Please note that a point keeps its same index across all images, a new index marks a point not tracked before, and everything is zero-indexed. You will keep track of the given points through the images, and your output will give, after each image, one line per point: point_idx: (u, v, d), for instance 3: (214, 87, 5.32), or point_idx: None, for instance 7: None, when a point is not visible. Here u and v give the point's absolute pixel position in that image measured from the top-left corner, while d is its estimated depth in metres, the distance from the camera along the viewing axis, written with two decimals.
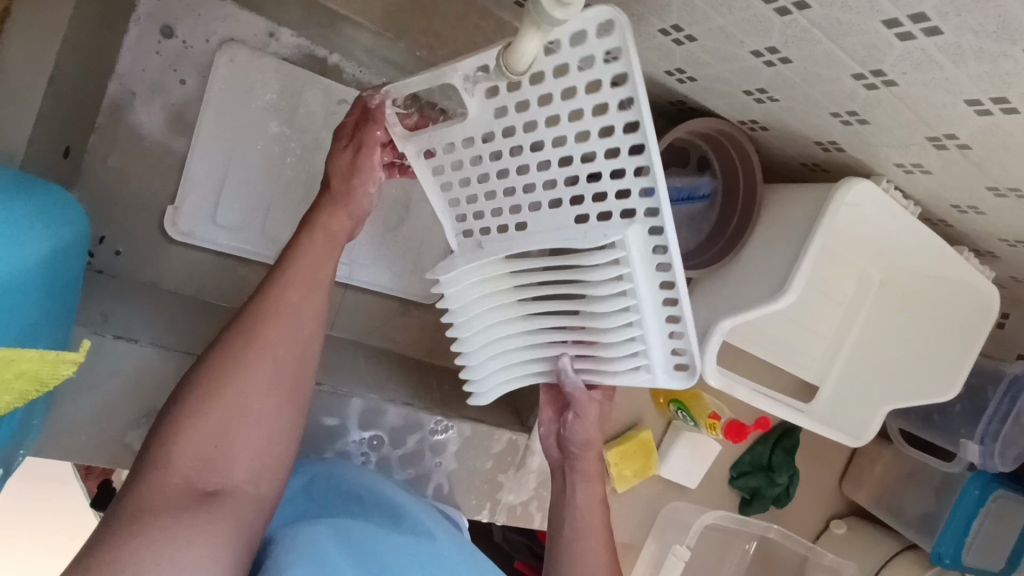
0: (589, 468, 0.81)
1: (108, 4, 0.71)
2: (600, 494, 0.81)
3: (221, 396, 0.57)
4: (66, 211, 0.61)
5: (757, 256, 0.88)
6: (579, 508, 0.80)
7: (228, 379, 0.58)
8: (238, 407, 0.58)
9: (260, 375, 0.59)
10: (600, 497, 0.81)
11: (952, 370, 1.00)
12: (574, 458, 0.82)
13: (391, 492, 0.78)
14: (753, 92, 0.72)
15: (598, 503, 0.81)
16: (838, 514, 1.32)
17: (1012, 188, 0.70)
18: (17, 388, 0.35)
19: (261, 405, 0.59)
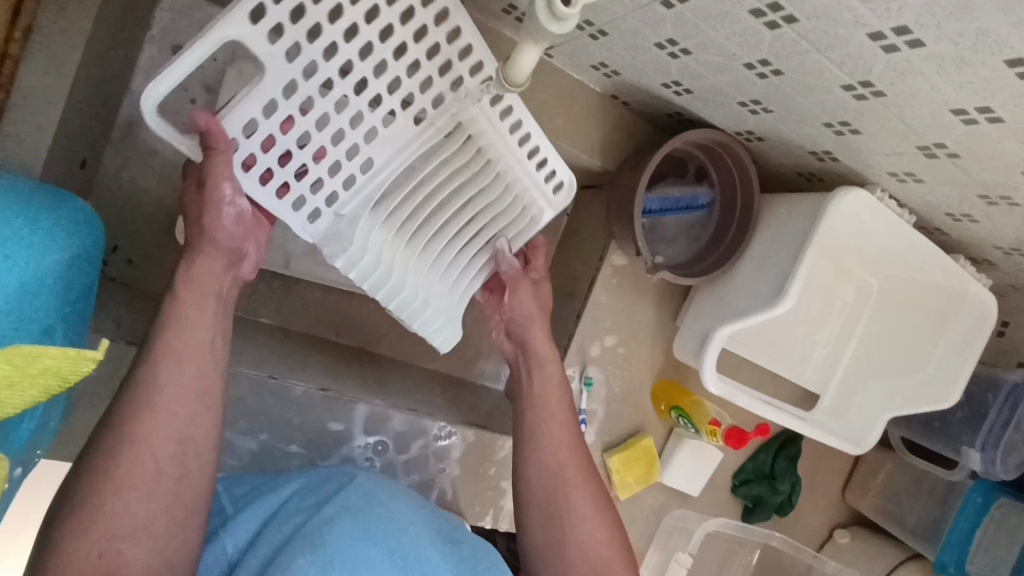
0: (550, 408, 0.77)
1: (123, 24, 0.74)
2: (569, 426, 0.77)
3: (140, 418, 0.55)
4: (81, 221, 0.63)
5: (755, 264, 0.89)
6: (541, 445, 0.75)
7: (142, 399, 0.56)
8: (167, 425, 0.56)
9: (175, 388, 0.57)
10: (566, 425, 0.76)
11: (952, 376, 1.02)
12: (531, 404, 0.78)
13: (381, 503, 0.76)
14: (748, 103, 0.74)
15: (556, 385, 0.79)
16: (842, 524, 1.32)
17: (1002, 196, 0.72)
18: (40, 383, 0.37)
19: (177, 413, 0.57)
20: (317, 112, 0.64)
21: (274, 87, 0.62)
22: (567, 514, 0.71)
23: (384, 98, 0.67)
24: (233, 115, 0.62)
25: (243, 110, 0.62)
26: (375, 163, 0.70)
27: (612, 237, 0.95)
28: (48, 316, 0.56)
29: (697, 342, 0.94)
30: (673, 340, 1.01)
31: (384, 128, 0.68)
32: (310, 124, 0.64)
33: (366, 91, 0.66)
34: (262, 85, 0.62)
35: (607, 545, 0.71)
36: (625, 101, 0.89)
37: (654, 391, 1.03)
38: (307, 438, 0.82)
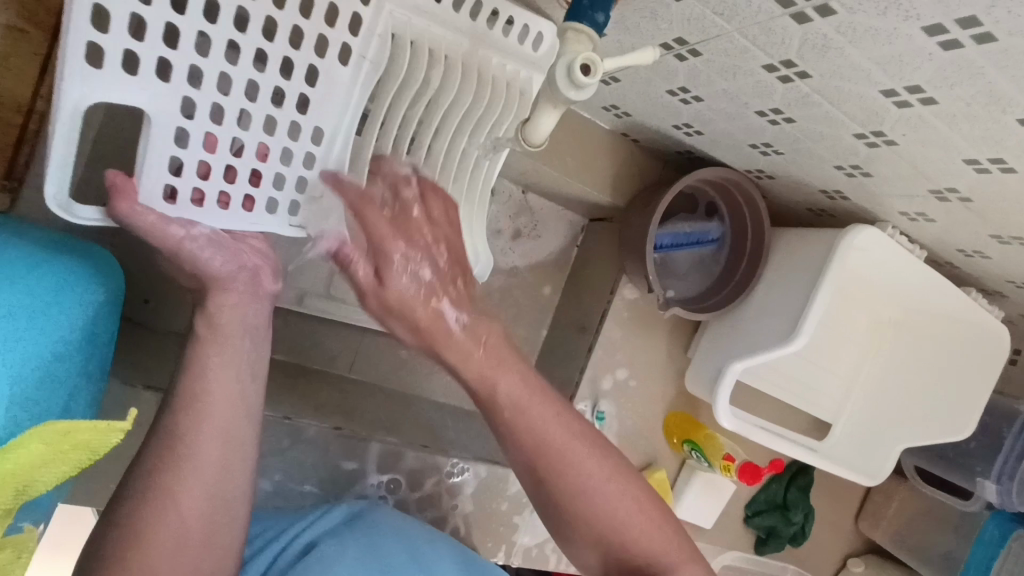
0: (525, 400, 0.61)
1: None
2: (550, 406, 0.62)
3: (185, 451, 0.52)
4: (110, 264, 0.64)
5: (767, 300, 0.90)
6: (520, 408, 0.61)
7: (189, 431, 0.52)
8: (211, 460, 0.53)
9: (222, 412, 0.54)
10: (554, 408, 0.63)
11: (965, 409, 1.02)
12: (497, 406, 0.61)
13: (389, 547, 0.75)
14: (758, 146, 0.75)
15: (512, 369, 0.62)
16: (856, 552, 1.31)
17: (1014, 237, 0.72)
18: (71, 458, 0.37)
19: (229, 446, 0.54)
20: (238, 84, 0.48)
21: (154, 93, 0.45)
22: (577, 475, 0.62)
23: (321, 69, 0.52)
24: (145, 155, 0.47)
25: (155, 148, 0.47)
26: (325, 134, 0.56)
27: (623, 272, 0.96)
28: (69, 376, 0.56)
29: (710, 376, 0.94)
30: (685, 373, 1.01)
31: (314, 92, 0.53)
32: (239, 102, 0.49)
33: (279, 36, 0.49)
34: (141, 86, 0.45)
35: (653, 525, 0.63)
36: (636, 139, 0.89)
37: (666, 424, 1.03)
38: (322, 476, 0.83)
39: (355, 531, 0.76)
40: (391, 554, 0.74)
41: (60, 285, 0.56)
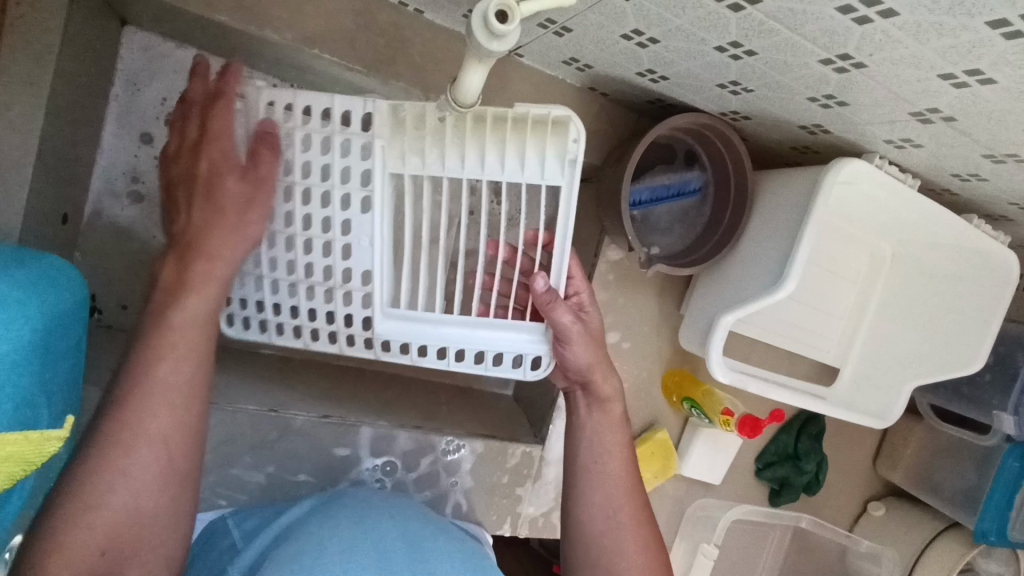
0: (604, 456, 0.75)
1: (87, 72, 0.72)
2: (620, 466, 0.75)
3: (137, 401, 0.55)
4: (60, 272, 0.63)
5: (754, 247, 0.86)
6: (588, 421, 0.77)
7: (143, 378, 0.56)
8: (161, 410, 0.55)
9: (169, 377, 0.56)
10: (621, 460, 0.75)
11: (974, 342, 0.98)
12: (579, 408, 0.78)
13: (389, 530, 0.75)
14: (727, 85, 0.71)
15: (618, 421, 0.77)
16: (876, 496, 1.29)
17: (1008, 153, 0.67)
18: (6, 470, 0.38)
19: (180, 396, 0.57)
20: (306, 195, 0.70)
21: None
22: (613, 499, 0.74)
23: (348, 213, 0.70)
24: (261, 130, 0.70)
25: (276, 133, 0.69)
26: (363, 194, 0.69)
27: (606, 233, 0.93)
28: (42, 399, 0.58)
29: (701, 330, 0.91)
30: (679, 330, 0.98)
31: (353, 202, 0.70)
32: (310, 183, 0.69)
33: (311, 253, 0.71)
34: None
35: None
36: (604, 92, 0.86)
37: (665, 382, 1.01)
38: (315, 464, 0.83)
39: (350, 517, 0.75)
40: (392, 537, 0.74)
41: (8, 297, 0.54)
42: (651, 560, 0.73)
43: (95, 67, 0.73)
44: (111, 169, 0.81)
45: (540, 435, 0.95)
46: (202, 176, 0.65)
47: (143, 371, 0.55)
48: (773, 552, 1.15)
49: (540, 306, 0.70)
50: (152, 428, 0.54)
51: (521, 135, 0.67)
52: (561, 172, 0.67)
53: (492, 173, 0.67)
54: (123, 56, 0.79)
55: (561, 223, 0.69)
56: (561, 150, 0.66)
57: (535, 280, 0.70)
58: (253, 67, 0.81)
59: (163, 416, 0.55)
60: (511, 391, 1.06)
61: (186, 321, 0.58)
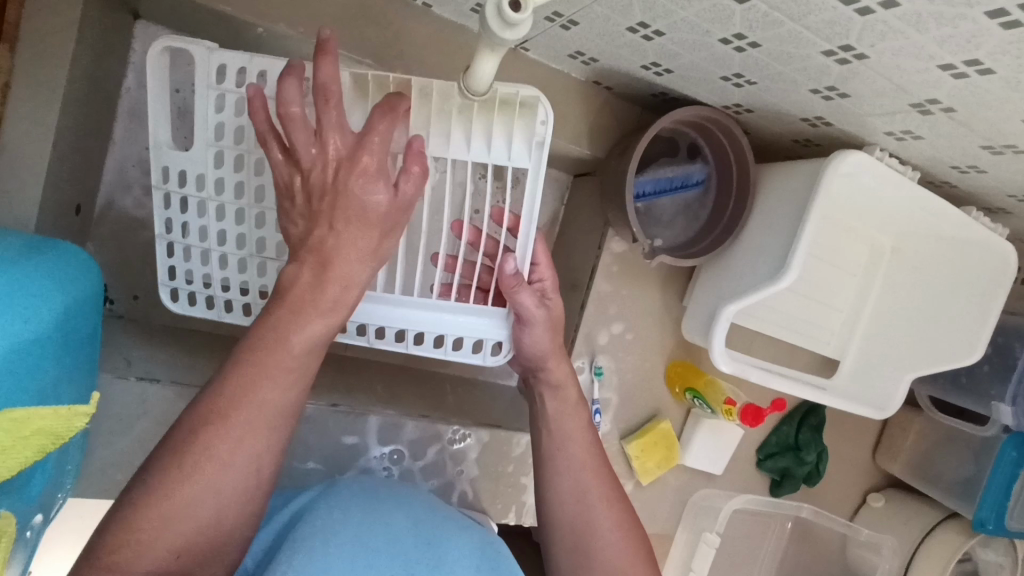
0: (566, 438, 0.78)
1: (102, 65, 0.73)
2: (582, 446, 0.78)
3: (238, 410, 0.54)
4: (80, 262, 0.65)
5: (756, 238, 0.87)
6: (553, 416, 0.79)
7: (246, 392, 0.55)
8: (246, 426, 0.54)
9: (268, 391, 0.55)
10: (582, 441, 0.78)
11: (972, 333, 0.99)
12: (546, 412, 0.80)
13: (394, 513, 0.76)
14: (730, 78, 0.72)
15: (575, 404, 0.80)
16: (875, 487, 1.30)
17: (1006, 144, 0.69)
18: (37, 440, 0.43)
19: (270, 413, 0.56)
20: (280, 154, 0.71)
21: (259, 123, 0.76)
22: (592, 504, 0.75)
23: None
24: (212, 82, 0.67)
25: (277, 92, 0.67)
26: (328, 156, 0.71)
27: (609, 226, 0.95)
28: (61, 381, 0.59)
29: (704, 320, 0.92)
30: (682, 321, 1.00)
31: None
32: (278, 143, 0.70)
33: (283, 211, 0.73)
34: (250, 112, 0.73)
35: (631, 554, 0.73)
36: (609, 86, 0.87)
37: (667, 373, 1.02)
38: (324, 451, 0.84)
39: (356, 501, 0.77)
40: (398, 521, 0.75)
41: (31, 283, 0.56)
42: (625, 534, 0.74)
43: (108, 59, 0.74)
44: (123, 161, 0.82)
45: None
46: (364, 167, 0.59)
47: (235, 394, 0.55)
48: (775, 542, 1.16)
49: (506, 288, 0.72)
50: (225, 450, 0.53)
51: (489, 115, 0.68)
52: (527, 153, 0.68)
53: (462, 152, 0.69)
54: (136, 49, 0.80)
55: (528, 203, 0.70)
56: (528, 133, 0.67)
57: (501, 262, 0.71)
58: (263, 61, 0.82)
59: (237, 441, 0.54)
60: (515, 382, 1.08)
61: (301, 350, 0.57)
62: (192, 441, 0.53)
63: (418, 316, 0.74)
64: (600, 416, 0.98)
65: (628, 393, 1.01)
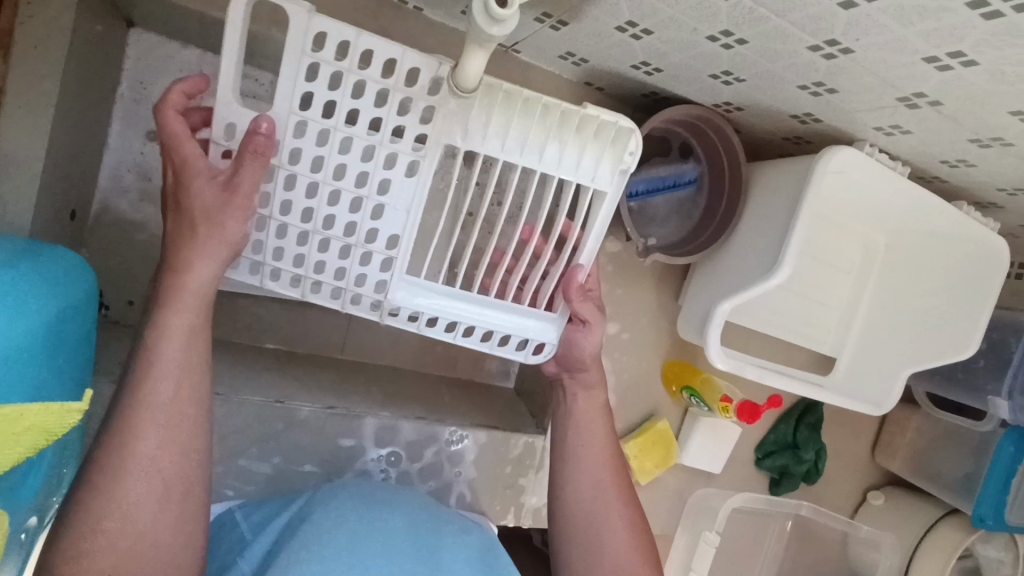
0: (593, 447, 0.79)
1: (95, 70, 0.73)
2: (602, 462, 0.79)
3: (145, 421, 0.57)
4: (75, 265, 0.65)
5: (748, 235, 0.88)
6: (577, 426, 0.80)
7: (143, 401, 0.57)
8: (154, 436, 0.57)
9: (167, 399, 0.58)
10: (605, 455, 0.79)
11: (966, 327, 0.99)
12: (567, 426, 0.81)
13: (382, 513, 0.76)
14: (719, 76, 0.73)
15: (599, 408, 0.81)
16: (875, 485, 1.30)
17: (994, 137, 0.69)
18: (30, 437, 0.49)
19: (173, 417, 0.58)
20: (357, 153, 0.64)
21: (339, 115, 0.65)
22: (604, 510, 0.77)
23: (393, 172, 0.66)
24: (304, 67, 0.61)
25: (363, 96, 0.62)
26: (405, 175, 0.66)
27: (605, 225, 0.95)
28: (56, 384, 0.59)
29: (699, 319, 0.93)
30: (677, 320, 1.00)
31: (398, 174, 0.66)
32: (361, 137, 0.63)
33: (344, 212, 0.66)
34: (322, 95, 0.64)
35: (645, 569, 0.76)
36: (601, 87, 0.87)
37: (664, 372, 1.02)
38: (321, 455, 0.83)
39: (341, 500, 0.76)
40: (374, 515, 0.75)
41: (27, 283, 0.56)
42: (635, 548, 0.76)
43: (101, 65, 0.75)
44: (118, 166, 0.83)
45: (542, 426, 0.96)
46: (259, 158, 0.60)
47: (136, 401, 0.57)
48: (776, 542, 1.16)
49: (573, 298, 0.73)
50: (147, 440, 0.56)
51: (584, 132, 0.68)
52: (610, 181, 0.70)
53: (539, 162, 0.67)
54: (130, 56, 0.81)
55: (602, 222, 0.72)
56: (615, 162, 0.70)
57: (575, 272, 0.73)
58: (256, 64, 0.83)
59: (159, 439, 0.57)
60: (512, 384, 1.08)
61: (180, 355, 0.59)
62: (125, 434, 0.56)
63: (469, 311, 0.73)
64: None
65: (624, 393, 1.01)
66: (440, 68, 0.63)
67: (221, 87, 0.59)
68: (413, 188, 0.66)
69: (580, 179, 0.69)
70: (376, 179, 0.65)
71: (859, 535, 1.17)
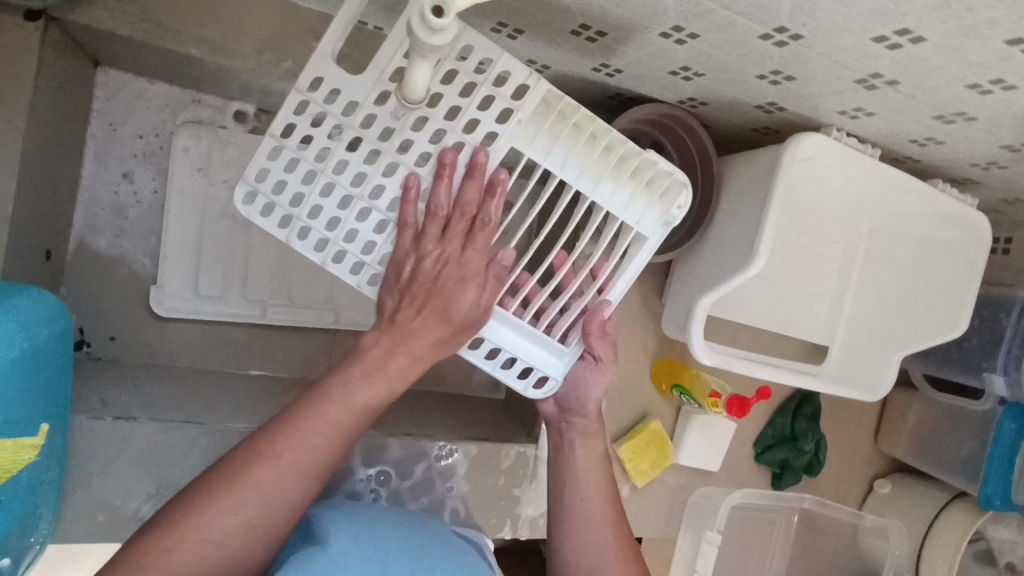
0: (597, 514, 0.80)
1: (62, 109, 0.74)
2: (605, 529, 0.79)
3: (254, 473, 0.56)
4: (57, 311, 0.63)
5: (723, 228, 0.88)
6: (579, 467, 0.82)
7: (265, 455, 0.56)
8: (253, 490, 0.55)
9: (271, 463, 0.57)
10: (607, 517, 0.79)
11: (955, 306, 0.99)
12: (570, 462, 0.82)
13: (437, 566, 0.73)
14: (678, 72, 0.73)
15: (599, 460, 0.83)
16: (881, 473, 1.29)
17: (957, 112, 0.69)
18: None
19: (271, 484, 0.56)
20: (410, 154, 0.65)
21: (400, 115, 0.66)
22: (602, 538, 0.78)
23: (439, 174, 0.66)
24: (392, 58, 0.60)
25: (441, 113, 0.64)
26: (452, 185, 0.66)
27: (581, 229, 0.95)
28: (36, 417, 0.59)
29: (682, 315, 0.92)
30: (661, 319, 0.99)
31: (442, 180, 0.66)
32: (423, 140, 0.64)
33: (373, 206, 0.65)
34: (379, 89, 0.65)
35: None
36: (566, 91, 0.87)
37: (653, 372, 1.01)
38: None
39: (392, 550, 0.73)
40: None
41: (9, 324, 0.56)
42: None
43: (69, 105, 0.75)
44: (92, 203, 0.83)
45: (533, 434, 0.95)
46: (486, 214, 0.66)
47: (255, 454, 0.57)
48: (783, 537, 1.14)
49: (594, 329, 0.75)
50: (242, 495, 0.55)
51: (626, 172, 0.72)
52: (655, 230, 0.73)
53: (577, 183, 0.70)
54: (98, 94, 0.81)
55: (639, 259, 0.75)
56: (665, 214, 0.73)
57: (603, 308, 0.74)
58: (222, 93, 0.84)
59: (251, 500, 0.55)
60: (503, 395, 1.07)
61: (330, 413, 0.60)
62: (222, 483, 0.55)
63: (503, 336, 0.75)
64: None
65: (615, 396, 1.00)
66: (531, 81, 0.65)
67: (324, 41, 0.59)
68: (458, 187, 0.66)
69: (624, 217, 0.73)
70: (435, 163, 0.65)
71: (864, 524, 1.13)
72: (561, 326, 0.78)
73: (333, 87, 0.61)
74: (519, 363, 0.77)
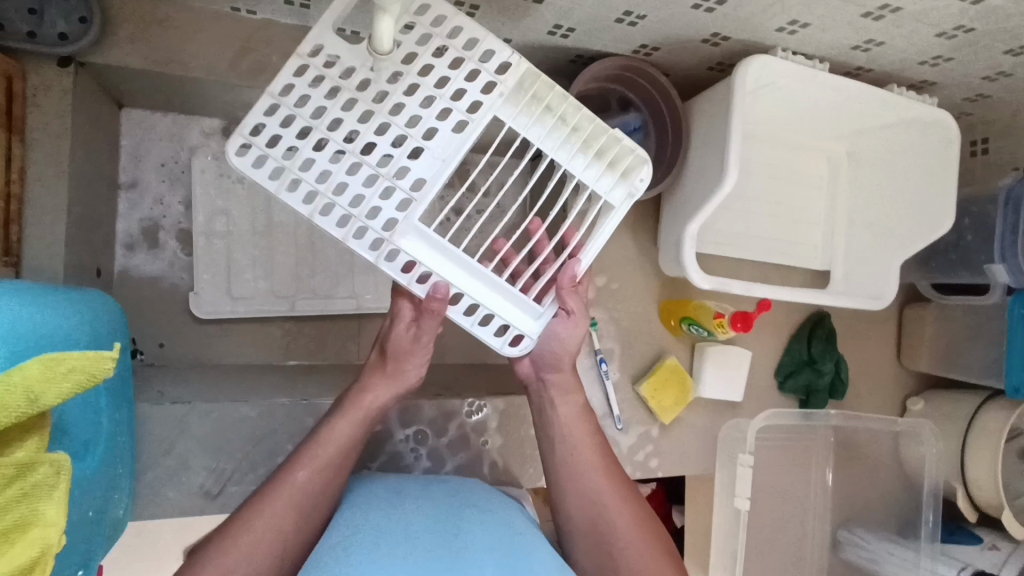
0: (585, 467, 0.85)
1: (98, 146, 0.86)
2: (599, 479, 0.84)
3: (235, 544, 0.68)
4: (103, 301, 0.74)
5: (697, 160, 0.95)
6: (560, 421, 0.87)
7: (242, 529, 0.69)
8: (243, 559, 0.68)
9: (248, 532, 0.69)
10: (596, 466, 0.85)
11: (939, 202, 1.03)
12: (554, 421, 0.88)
13: (488, 545, 0.66)
14: (623, 18, 0.82)
15: (579, 415, 0.88)
16: (913, 391, 1.29)
17: (880, 5, 0.76)
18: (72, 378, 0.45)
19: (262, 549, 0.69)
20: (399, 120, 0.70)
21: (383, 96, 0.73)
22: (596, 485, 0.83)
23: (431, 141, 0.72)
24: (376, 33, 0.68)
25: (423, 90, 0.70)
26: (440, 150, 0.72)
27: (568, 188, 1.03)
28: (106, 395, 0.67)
29: (673, 249, 0.98)
30: (658, 260, 1.05)
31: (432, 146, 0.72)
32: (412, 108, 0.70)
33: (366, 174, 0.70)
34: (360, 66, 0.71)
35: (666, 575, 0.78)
36: (532, 64, 0.96)
37: (661, 312, 1.06)
38: None
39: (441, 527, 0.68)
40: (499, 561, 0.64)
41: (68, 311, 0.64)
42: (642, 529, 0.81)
43: (103, 142, 0.87)
44: (131, 229, 0.94)
45: None
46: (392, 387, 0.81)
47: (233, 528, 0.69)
48: (819, 457, 1.17)
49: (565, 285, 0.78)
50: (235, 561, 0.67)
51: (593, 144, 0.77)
52: (622, 203, 0.78)
53: (553, 153, 0.75)
54: (126, 134, 0.93)
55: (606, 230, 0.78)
56: (628, 187, 0.77)
57: (570, 266, 0.78)
58: (231, 115, 0.95)
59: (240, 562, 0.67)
60: None
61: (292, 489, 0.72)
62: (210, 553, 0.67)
63: (468, 283, 0.76)
64: (606, 366, 1.03)
65: (629, 340, 1.05)
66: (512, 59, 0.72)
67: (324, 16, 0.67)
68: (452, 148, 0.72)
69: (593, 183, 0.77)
70: (425, 125, 0.71)
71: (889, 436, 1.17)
72: (534, 289, 0.80)
73: (331, 51, 0.68)
74: (497, 319, 0.78)
